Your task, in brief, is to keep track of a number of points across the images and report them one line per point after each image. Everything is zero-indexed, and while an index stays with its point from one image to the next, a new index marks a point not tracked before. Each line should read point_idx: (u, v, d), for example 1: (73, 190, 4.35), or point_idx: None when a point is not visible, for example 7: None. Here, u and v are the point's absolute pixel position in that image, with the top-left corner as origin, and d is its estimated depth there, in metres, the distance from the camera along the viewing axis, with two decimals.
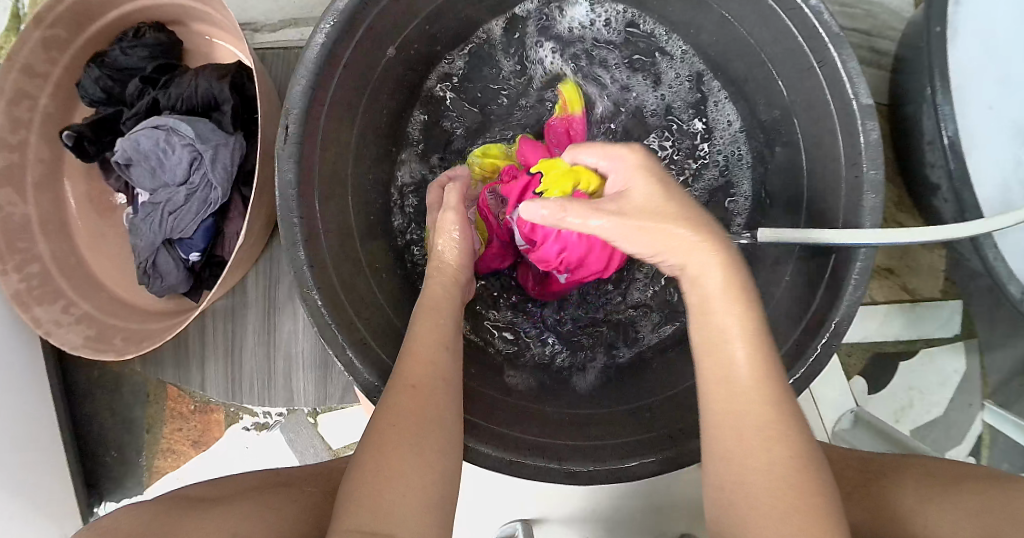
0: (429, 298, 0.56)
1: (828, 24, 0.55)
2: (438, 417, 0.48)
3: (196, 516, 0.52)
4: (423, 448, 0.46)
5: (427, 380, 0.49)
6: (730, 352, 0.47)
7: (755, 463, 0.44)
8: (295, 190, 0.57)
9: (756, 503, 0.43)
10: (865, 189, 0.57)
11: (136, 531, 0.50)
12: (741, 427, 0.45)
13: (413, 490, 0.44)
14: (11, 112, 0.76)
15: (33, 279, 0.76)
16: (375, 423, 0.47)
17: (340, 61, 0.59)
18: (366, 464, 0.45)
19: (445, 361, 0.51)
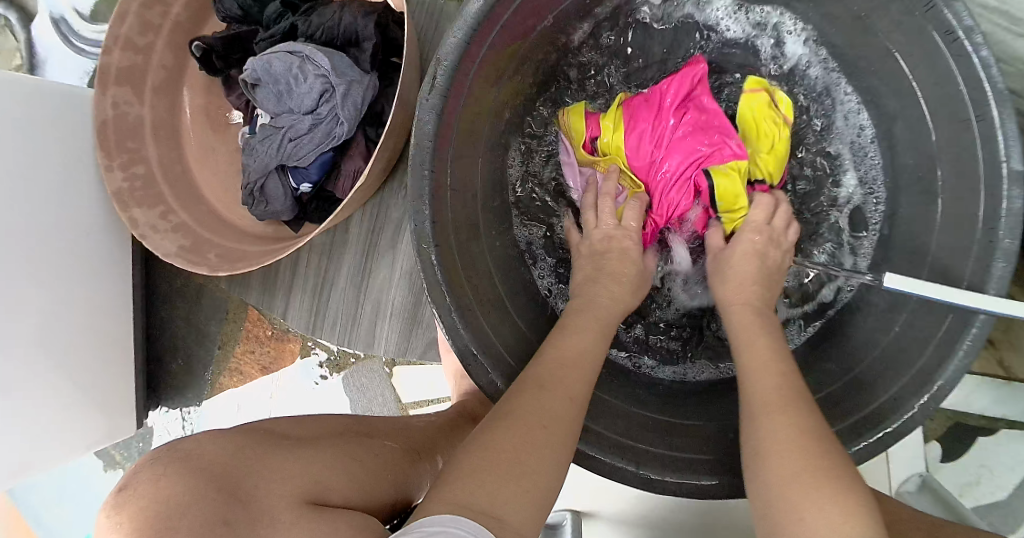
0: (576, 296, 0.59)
1: (994, 80, 0.53)
2: (569, 411, 0.49)
3: (284, 454, 0.50)
4: (550, 437, 0.48)
5: (560, 371, 0.51)
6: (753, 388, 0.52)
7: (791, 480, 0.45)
8: (430, 141, 0.57)
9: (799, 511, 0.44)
10: (996, 256, 0.55)
11: (223, 459, 0.46)
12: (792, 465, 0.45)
13: (530, 480, 0.46)
14: (144, 14, 0.76)
15: (136, 181, 0.77)
16: (505, 404, 0.49)
17: (497, 22, 0.58)
18: (488, 441, 0.47)
19: (586, 369, 0.53)
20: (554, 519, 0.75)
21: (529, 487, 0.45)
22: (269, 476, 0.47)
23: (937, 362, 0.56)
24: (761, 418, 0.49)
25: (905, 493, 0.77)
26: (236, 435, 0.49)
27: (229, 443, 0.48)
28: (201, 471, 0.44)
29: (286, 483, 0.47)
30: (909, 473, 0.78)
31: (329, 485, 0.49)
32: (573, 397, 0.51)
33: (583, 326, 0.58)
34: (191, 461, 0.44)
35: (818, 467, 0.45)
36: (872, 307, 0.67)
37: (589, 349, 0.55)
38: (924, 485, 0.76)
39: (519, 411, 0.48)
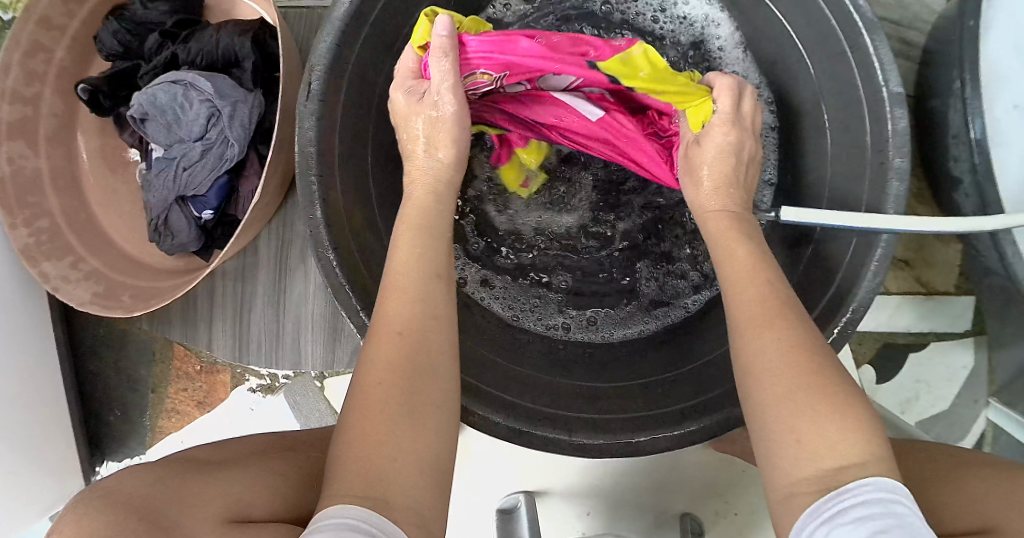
0: (409, 219, 0.54)
1: (862, 10, 0.54)
2: (423, 365, 0.46)
3: (204, 478, 0.47)
4: (413, 405, 0.45)
5: (413, 326, 0.47)
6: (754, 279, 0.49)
7: (825, 415, 0.41)
8: (315, 147, 0.57)
9: (830, 430, 0.41)
10: (890, 176, 0.56)
11: (140, 492, 0.43)
12: (772, 358, 0.44)
13: (404, 455, 0.43)
14: (27, 64, 0.75)
15: (43, 233, 0.76)
16: (360, 379, 0.46)
17: (366, 22, 0.59)
18: (351, 424, 0.44)
19: (429, 309, 0.49)
20: (508, 504, 0.73)
21: (403, 462, 0.43)
22: (192, 503, 0.45)
23: (850, 286, 0.57)
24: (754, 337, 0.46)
25: None
26: (157, 468, 0.47)
27: (149, 476, 0.45)
28: (123, 504, 0.42)
29: (210, 507, 0.45)
30: None
31: (254, 504, 0.47)
32: (429, 345, 0.47)
33: (404, 244, 0.52)
34: (112, 497, 0.42)
35: (834, 403, 0.42)
36: (782, 246, 0.68)
37: (417, 272, 0.50)
38: None
39: (369, 392, 0.45)
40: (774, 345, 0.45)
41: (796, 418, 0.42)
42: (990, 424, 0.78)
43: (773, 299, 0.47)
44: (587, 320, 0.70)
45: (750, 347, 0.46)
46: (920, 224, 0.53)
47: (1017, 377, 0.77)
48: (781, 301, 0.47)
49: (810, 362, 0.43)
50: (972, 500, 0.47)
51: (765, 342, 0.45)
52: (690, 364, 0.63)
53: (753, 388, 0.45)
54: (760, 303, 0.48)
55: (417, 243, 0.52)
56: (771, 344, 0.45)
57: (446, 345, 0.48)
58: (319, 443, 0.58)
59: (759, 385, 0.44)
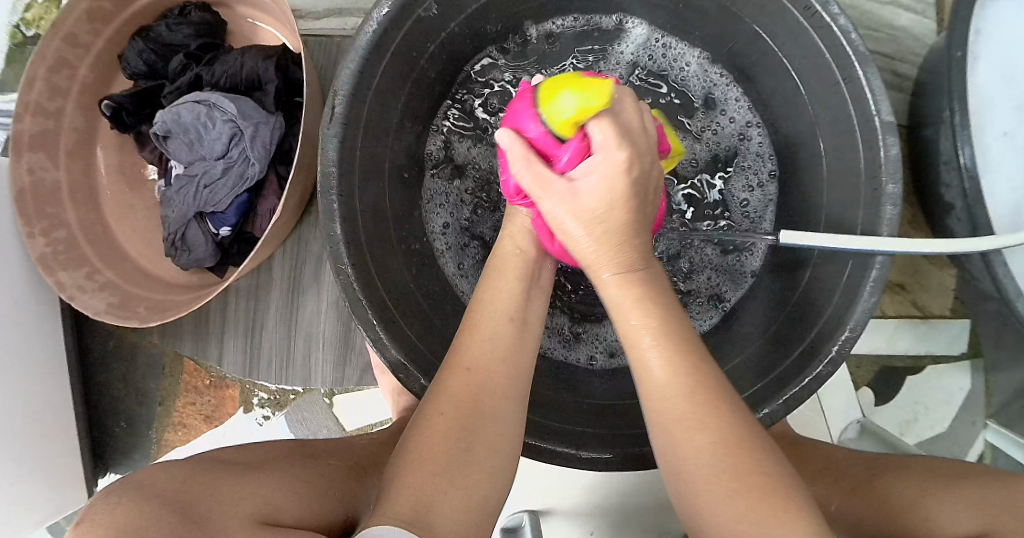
0: (500, 260, 0.58)
1: (855, 44, 0.57)
2: (491, 406, 0.49)
3: (235, 478, 0.47)
4: (471, 442, 0.47)
5: (483, 368, 0.50)
6: (643, 349, 0.48)
7: (722, 516, 0.43)
8: (335, 166, 0.59)
9: (718, 516, 0.44)
10: (884, 201, 0.58)
11: (170, 484, 0.43)
12: (708, 468, 0.44)
13: (456, 490, 0.45)
14: (51, 79, 0.77)
15: (59, 244, 0.77)
16: (428, 408, 0.49)
17: (389, 47, 0.61)
18: (412, 457, 0.46)
19: (506, 349, 0.52)
20: (512, 523, 0.74)
21: (452, 495, 0.45)
22: (222, 498, 0.45)
23: (845, 308, 0.58)
24: (686, 438, 0.46)
25: (846, 441, 0.80)
26: (187, 463, 0.47)
27: (180, 471, 0.45)
28: (157, 497, 0.41)
29: (242, 506, 0.45)
30: (847, 421, 0.81)
31: (282, 509, 0.47)
32: (492, 390, 0.50)
33: (501, 292, 0.55)
34: (148, 489, 0.42)
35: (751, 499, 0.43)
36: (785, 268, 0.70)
37: (498, 323, 0.53)
38: (864, 429, 0.80)
39: (437, 420, 0.48)
40: (706, 453, 0.45)
41: (744, 525, 0.42)
42: (988, 445, 0.80)
43: (686, 380, 0.46)
44: (617, 348, 0.71)
45: (681, 446, 0.46)
46: (914, 245, 0.55)
47: (1013, 399, 0.80)
48: (719, 388, 0.47)
49: (760, 461, 0.44)
50: (971, 508, 0.48)
51: (681, 437, 0.46)
52: None
53: (699, 484, 0.45)
54: (672, 383, 0.46)
55: (498, 291, 0.55)
56: (698, 439, 0.45)
57: (513, 389, 0.51)
58: (336, 453, 0.59)
59: (700, 490, 0.45)
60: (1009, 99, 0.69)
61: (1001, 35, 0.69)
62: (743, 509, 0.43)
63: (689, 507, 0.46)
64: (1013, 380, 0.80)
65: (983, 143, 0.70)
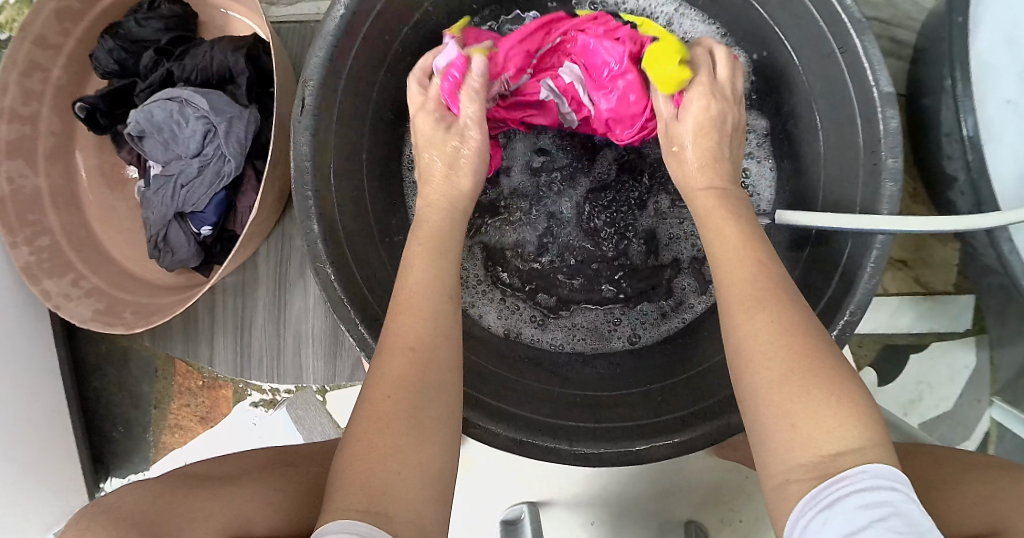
0: (423, 231, 0.56)
1: (850, 12, 0.53)
2: (436, 378, 0.47)
3: (205, 494, 0.47)
4: (420, 419, 0.45)
5: (426, 343, 0.48)
6: (735, 268, 0.48)
7: (810, 421, 0.40)
8: (309, 161, 0.56)
9: (797, 424, 0.40)
10: (884, 178, 0.55)
11: (140, 509, 0.43)
12: (773, 350, 0.43)
13: (408, 468, 0.43)
14: (23, 83, 0.75)
15: (44, 251, 0.76)
16: (369, 390, 0.46)
17: (357, 34, 0.59)
18: (358, 441, 0.44)
19: (445, 323, 0.49)
20: (511, 515, 0.74)
21: (405, 474, 0.43)
22: (191, 519, 0.44)
23: (845, 290, 0.55)
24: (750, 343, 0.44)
25: None
26: (154, 484, 0.46)
27: (147, 493, 0.45)
28: (123, 520, 0.42)
29: (211, 522, 0.45)
30: None
31: (253, 522, 0.47)
32: (432, 364, 0.47)
33: (424, 258, 0.53)
34: (115, 513, 0.42)
35: (830, 400, 0.40)
36: (782, 249, 0.67)
37: (433, 296, 0.50)
38: None
39: (377, 402, 0.45)
40: (781, 352, 0.42)
41: (816, 428, 0.40)
42: (993, 423, 0.77)
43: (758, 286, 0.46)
44: (609, 333, 0.70)
45: (748, 352, 0.44)
46: (919, 223, 0.51)
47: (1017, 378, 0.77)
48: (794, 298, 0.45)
49: (826, 350, 0.43)
50: (978, 506, 0.46)
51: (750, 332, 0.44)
52: (695, 367, 0.63)
53: (764, 386, 0.42)
54: (747, 289, 0.46)
55: (430, 260, 0.53)
56: (766, 329, 0.43)
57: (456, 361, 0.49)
58: (322, 456, 0.58)
59: (779, 378, 0.42)
60: None
61: None
62: (822, 411, 0.40)
63: (749, 400, 0.43)
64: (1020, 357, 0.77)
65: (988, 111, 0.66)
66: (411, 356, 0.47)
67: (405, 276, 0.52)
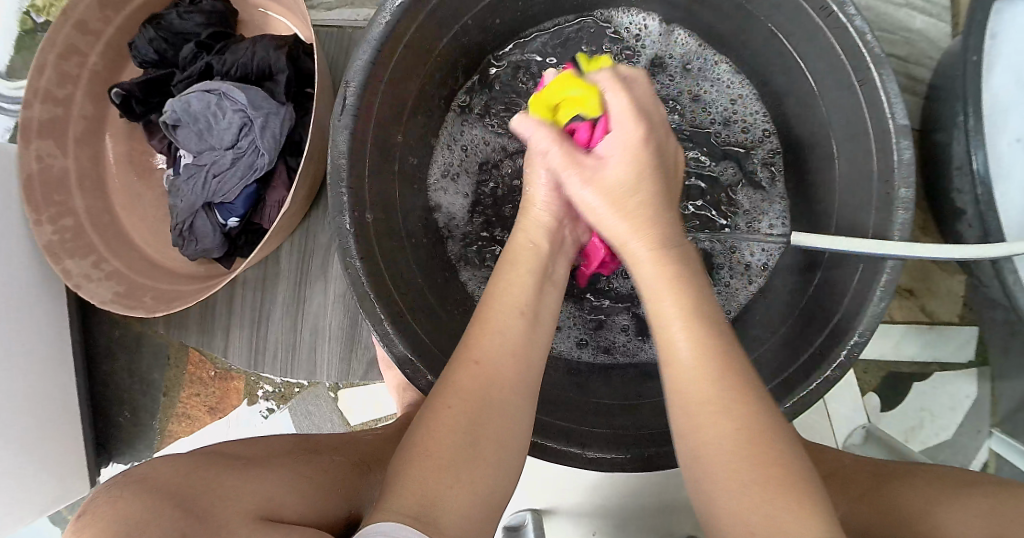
0: (513, 253, 0.56)
1: (872, 46, 0.56)
2: (506, 403, 0.49)
3: (237, 474, 0.47)
4: (479, 437, 0.47)
5: (495, 360, 0.50)
6: (674, 340, 0.47)
7: (734, 502, 0.42)
8: (346, 158, 0.58)
9: (746, 514, 0.42)
10: (896, 207, 0.58)
11: (174, 479, 0.43)
12: (736, 441, 0.44)
13: (461, 484, 0.45)
14: (60, 66, 0.77)
15: (66, 232, 0.76)
16: (436, 402, 0.48)
17: (400, 40, 0.61)
18: (419, 445, 0.46)
19: (518, 339, 0.51)
20: (514, 521, 0.74)
21: (458, 490, 0.44)
22: (223, 495, 0.44)
23: (854, 312, 0.58)
24: (713, 450, 0.44)
25: (852, 446, 0.80)
26: (190, 457, 0.47)
27: (184, 463, 0.46)
28: (156, 490, 0.42)
29: (244, 500, 0.45)
30: (851, 427, 0.81)
31: (282, 503, 0.47)
32: (500, 376, 0.49)
33: (515, 277, 0.54)
34: (147, 483, 0.42)
35: (755, 499, 0.42)
36: (794, 271, 0.69)
37: (515, 311, 0.53)
38: (868, 435, 0.79)
39: (445, 411, 0.47)
40: (746, 481, 0.42)
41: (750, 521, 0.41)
42: (992, 452, 0.79)
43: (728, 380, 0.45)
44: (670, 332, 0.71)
45: (704, 451, 0.45)
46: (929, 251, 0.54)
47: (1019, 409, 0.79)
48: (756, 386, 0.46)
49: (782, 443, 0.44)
50: (981, 515, 0.48)
51: (709, 437, 0.45)
52: None
53: (719, 465, 0.44)
54: (703, 374, 0.46)
55: (522, 279, 0.54)
56: (721, 418, 0.44)
57: (523, 384, 0.50)
58: (338, 450, 0.59)
59: (711, 473, 0.44)
60: None
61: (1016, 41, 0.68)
62: (762, 506, 0.41)
63: (705, 477, 0.44)
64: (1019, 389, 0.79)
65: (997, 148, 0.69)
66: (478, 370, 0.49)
67: (485, 296, 0.54)
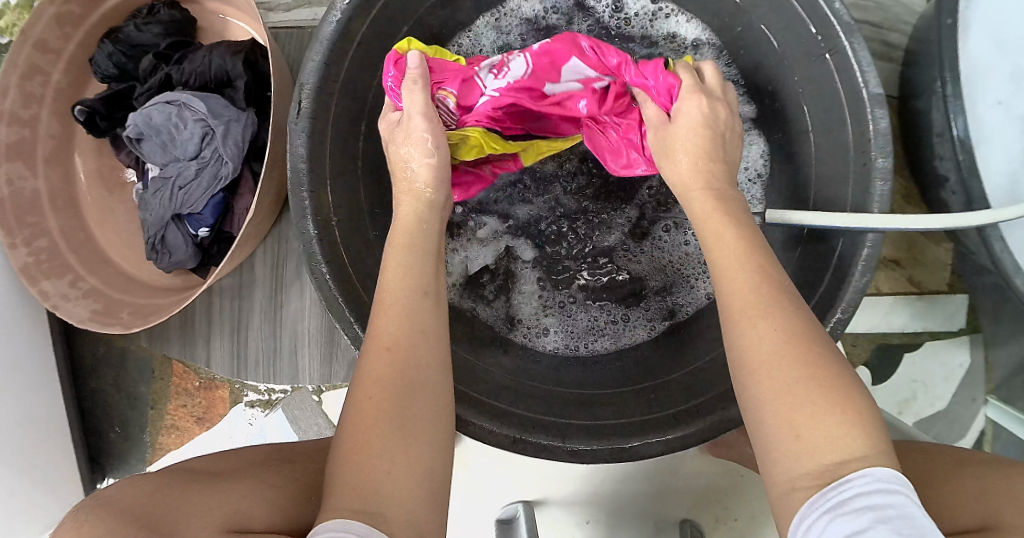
0: (400, 223, 0.55)
1: (840, 13, 0.55)
2: (419, 379, 0.47)
3: (206, 491, 0.48)
4: (408, 422, 0.45)
5: (401, 339, 0.48)
6: (716, 257, 0.48)
7: (813, 421, 0.40)
8: (306, 163, 0.57)
9: (803, 429, 0.40)
10: (873, 177, 0.56)
11: (136, 504, 0.44)
12: (780, 361, 0.42)
13: (398, 466, 0.44)
14: (24, 87, 0.76)
15: (41, 253, 0.76)
16: (353, 396, 0.46)
17: (354, 38, 0.59)
18: (343, 447, 0.44)
19: (422, 312, 0.50)
20: (506, 515, 0.73)
21: (397, 472, 0.43)
22: (191, 512, 0.45)
23: (835, 290, 0.56)
24: (750, 367, 0.43)
25: None
26: (156, 480, 0.48)
27: (148, 485, 0.46)
28: (120, 513, 0.43)
29: (209, 517, 0.45)
30: None
31: (252, 514, 0.47)
32: (416, 363, 0.47)
33: (397, 255, 0.53)
34: (112, 509, 0.43)
35: (816, 394, 0.41)
36: (773, 248, 0.68)
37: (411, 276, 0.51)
38: None
39: (365, 405, 0.45)
40: (808, 390, 0.41)
41: (818, 440, 0.40)
42: (989, 421, 0.78)
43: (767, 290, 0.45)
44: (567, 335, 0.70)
45: (752, 356, 0.43)
46: (907, 222, 0.52)
47: (1014, 373, 0.78)
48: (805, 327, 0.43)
49: (826, 348, 0.43)
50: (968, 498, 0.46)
51: (745, 332, 0.44)
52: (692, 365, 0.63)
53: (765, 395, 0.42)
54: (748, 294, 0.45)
55: (405, 252, 0.53)
56: (766, 337, 0.43)
57: (436, 360, 0.49)
58: (318, 455, 0.59)
59: (785, 390, 0.41)
60: None
61: None
62: (828, 412, 0.40)
63: (761, 413, 0.42)
64: (1014, 353, 0.78)
65: (980, 108, 0.67)
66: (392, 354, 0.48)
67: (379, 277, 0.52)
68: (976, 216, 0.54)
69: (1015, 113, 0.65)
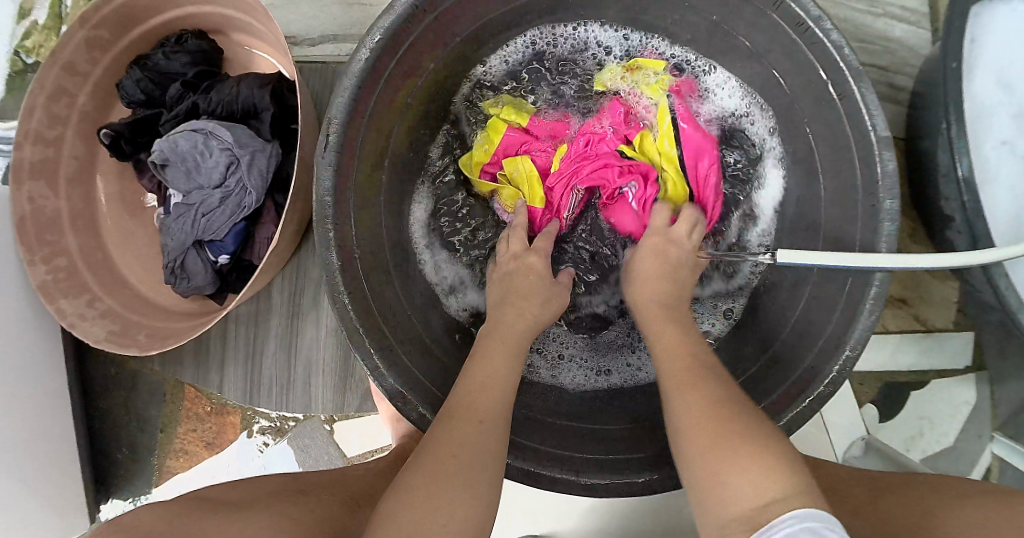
0: (501, 333, 0.60)
1: (849, 60, 0.56)
2: (492, 452, 0.50)
3: (222, 519, 0.48)
4: (472, 482, 0.47)
5: (492, 418, 0.52)
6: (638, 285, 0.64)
7: (728, 473, 0.45)
8: (331, 197, 0.58)
9: (728, 479, 0.45)
10: (883, 218, 0.57)
11: (157, 531, 0.45)
12: (723, 435, 0.47)
13: (453, 524, 0.45)
14: (50, 108, 0.78)
15: (60, 271, 0.77)
16: (429, 448, 0.49)
17: (381, 76, 0.61)
18: (410, 488, 0.46)
19: (505, 404, 0.53)
20: None
21: (451, 532, 0.45)
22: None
23: (846, 326, 0.57)
24: (685, 438, 0.49)
25: (852, 459, 0.79)
26: (179, 506, 0.49)
27: (171, 513, 0.48)
28: None
29: None
30: (852, 438, 0.81)
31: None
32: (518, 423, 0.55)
33: (492, 353, 0.57)
34: (131, 533, 0.45)
35: (743, 455, 0.45)
36: (782, 287, 0.69)
37: (508, 376, 0.56)
38: (869, 446, 0.79)
39: (436, 459, 0.48)
40: (743, 458, 0.45)
41: (733, 487, 0.45)
42: (995, 456, 0.79)
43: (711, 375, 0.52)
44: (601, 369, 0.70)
45: (684, 418, 0.50)
46: (916, 261, 0.53)
47: (1022, 412, 0.79)
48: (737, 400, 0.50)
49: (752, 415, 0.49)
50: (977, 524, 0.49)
51: (677, 398, 0.52)
52: None
53: (689, 436, 0.49)
54: (684, 369, 0.54)
55: (506, 358, 0.57)
56: (693, 397, 0.51)
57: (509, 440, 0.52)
58: (331, 486, 0.59)
59: (709, 462, 0.47)
60: (1008, 110, 0.69)
61: (994, 43, 0.70)
62: (748, 463, 0.45)
63: (693, 470, 0.48)
64: (1021, 391, 0.79)
65: (984, 151, 0.70)
66: (478, 426, 0.51)
67: (472, 368, 0.56)
68: (986, 253, 0.55)
69: (1018, 153, 0.69)
